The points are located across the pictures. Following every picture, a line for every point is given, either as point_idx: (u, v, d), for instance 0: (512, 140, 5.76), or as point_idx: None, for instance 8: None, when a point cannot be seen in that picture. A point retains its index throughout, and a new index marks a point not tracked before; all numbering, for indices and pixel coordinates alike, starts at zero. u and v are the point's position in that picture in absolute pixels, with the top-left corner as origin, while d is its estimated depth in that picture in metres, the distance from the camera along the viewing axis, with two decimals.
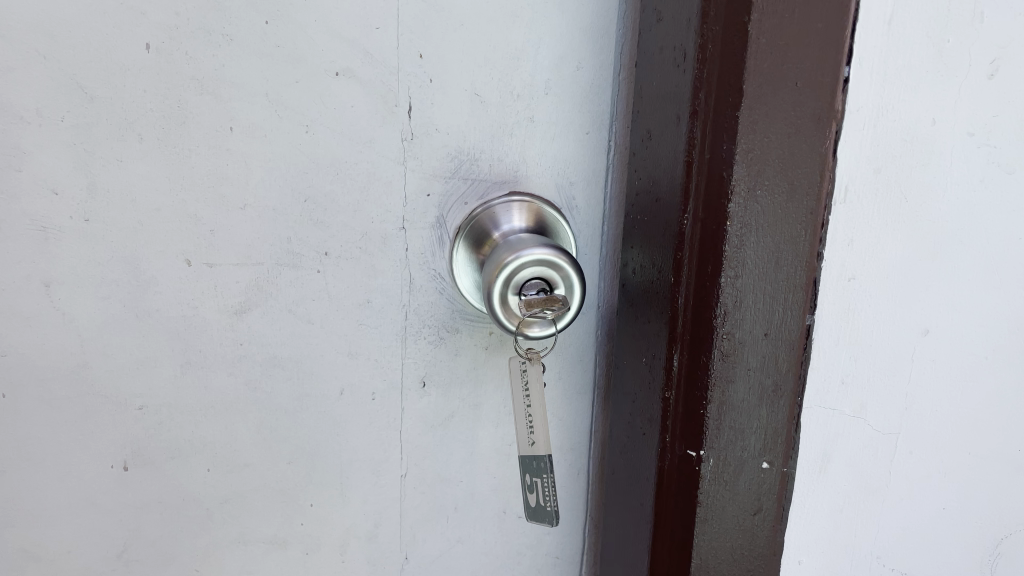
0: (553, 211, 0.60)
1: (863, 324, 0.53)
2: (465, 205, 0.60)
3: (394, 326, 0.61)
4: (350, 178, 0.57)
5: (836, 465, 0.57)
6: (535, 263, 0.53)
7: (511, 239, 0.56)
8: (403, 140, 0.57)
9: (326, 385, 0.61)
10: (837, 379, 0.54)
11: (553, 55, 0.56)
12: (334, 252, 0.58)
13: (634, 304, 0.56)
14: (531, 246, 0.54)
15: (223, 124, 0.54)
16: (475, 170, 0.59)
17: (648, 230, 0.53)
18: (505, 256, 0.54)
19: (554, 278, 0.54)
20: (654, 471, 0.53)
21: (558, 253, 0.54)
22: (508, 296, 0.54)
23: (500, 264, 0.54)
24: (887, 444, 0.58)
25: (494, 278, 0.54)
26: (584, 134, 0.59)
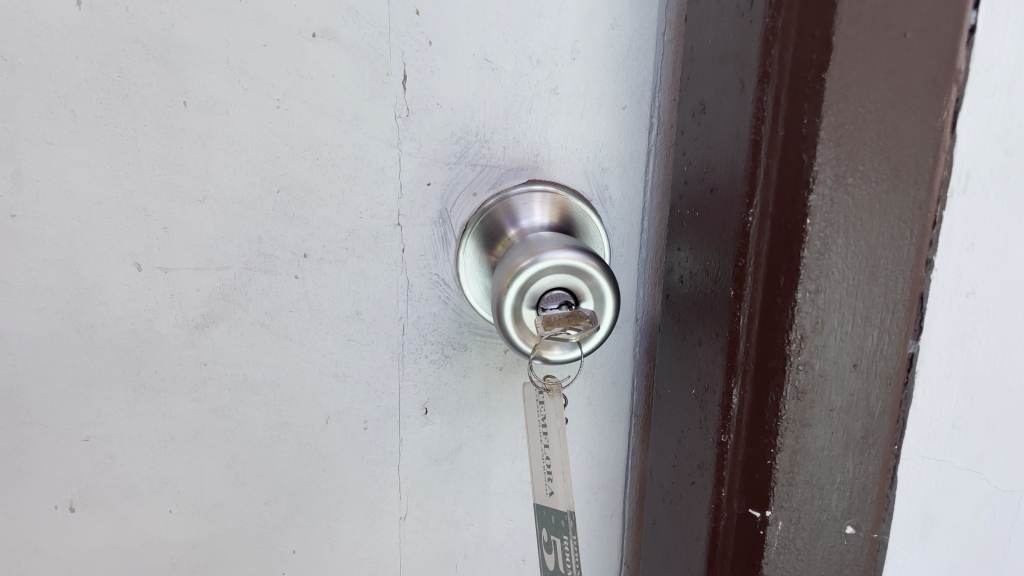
0: (582, 204, 0.49)
1: (984, 354, 0.43)
2: (473, 195, 0.49)
3: (389, 343, 0.51)
4: (333, 165, 0.46)
5: (940, 529, 0.46)
6: (556, 269, 0.42)
7: (530, 238, 0.46)
8: (397, 117, 0.46)
9: (308, 413, 0.51)
10: (946, 424, 0.44)
11: (582, 10, 0.45)
12: (315, 254, 0.48)
13: (681, 323, 0.45)
14: (551, 247, 0.43)
15: (175, 98, 0.44)
16: (486, 154, 0.48)
17: (701, 230, 0.42)
18: (519, 260, 0.43)
19: (580, 289, 0.43)
20: (708, 531, 0.42)
21: (585, 259, 0.43)
22: (523, 310, 0.43)
23: (513, 270, 0.43)
24: (1007, 504, 0.47)
25: (505, 286, 0.43)
26: (619, 110, 0.48)
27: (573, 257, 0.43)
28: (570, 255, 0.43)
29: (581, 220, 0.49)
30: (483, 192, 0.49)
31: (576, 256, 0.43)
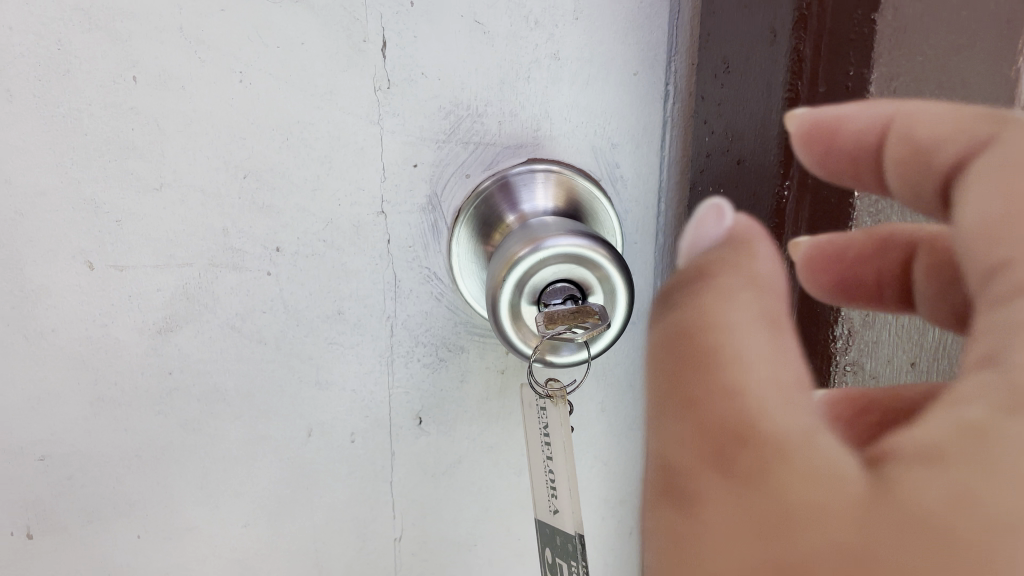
0: (591, 185, 0.43)
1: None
2: (467, 177, 0.43)
3: (377, 346, 0.45)
4: (305, 146, 0.41)
5: None
6: (562, 258, 0.37)
7: (531, 224, 0.40)
8: (377, 89, 0.41)
9: (288, 426, 0.46)
10: None
11: None
12: (289, 248, 0.43)
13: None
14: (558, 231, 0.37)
15: (123, 72, 0.39)
16: (479, 130, 0.42)
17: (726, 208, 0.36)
18: (517, 248, 0.38)
19: (587, 280, 0.38)
20: None
21: (591, 245, 0.37)
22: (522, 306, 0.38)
23: (509, 260, 0.37)
24: None
25: (500, 280, 0.37)
26: (630, 76, 0.42)
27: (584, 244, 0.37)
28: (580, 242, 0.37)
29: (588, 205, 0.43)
30: (478, 173, 0.43)
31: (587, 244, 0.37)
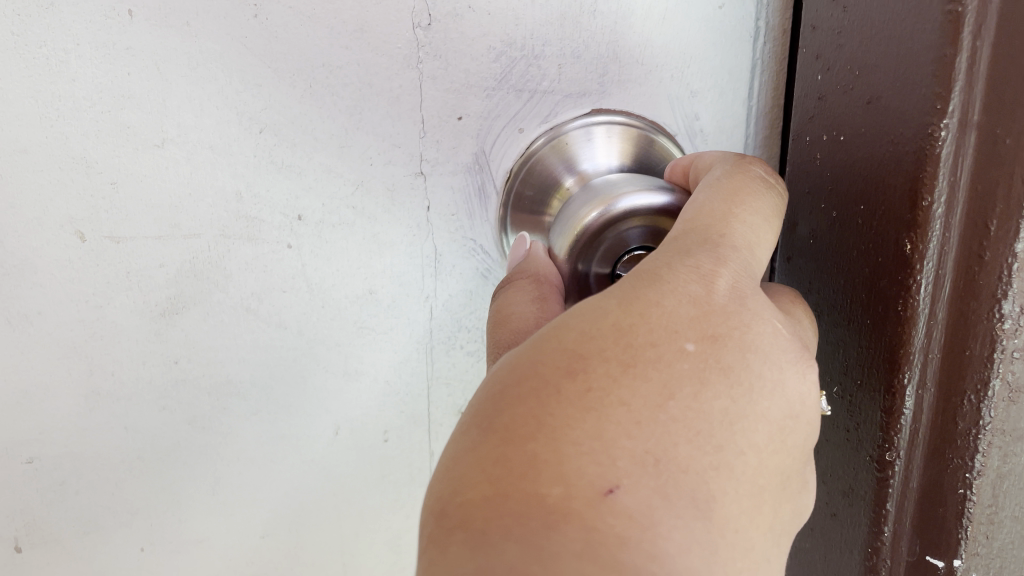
0: (661, 137, 0.38)
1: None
2: (520, 132, 0.37)
3: (415, 331, 0.39)
4: (332, 95, 0.35)
5: None
6: (648, 223, 0.31)
7: (597, 181, 0.34)
8: (415, 26, 0.34)
9: (312, 423, 0.40)
10: None
11: None
12: (312, 216, 0.36)
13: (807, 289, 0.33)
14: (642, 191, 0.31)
15: (117, 5, 0.32)
16: (536, 75, 0.36)
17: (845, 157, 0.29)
18: (583, 212, 0.32)
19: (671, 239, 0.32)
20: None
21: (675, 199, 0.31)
22: (595, 280, 0.32)
23: (575, 227, 0.31)
24: None
25: (569, 250, 0.32)
26: (716, 10, 0.35)
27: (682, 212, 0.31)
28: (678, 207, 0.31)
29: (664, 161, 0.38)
30: (533, 127, 0.37)
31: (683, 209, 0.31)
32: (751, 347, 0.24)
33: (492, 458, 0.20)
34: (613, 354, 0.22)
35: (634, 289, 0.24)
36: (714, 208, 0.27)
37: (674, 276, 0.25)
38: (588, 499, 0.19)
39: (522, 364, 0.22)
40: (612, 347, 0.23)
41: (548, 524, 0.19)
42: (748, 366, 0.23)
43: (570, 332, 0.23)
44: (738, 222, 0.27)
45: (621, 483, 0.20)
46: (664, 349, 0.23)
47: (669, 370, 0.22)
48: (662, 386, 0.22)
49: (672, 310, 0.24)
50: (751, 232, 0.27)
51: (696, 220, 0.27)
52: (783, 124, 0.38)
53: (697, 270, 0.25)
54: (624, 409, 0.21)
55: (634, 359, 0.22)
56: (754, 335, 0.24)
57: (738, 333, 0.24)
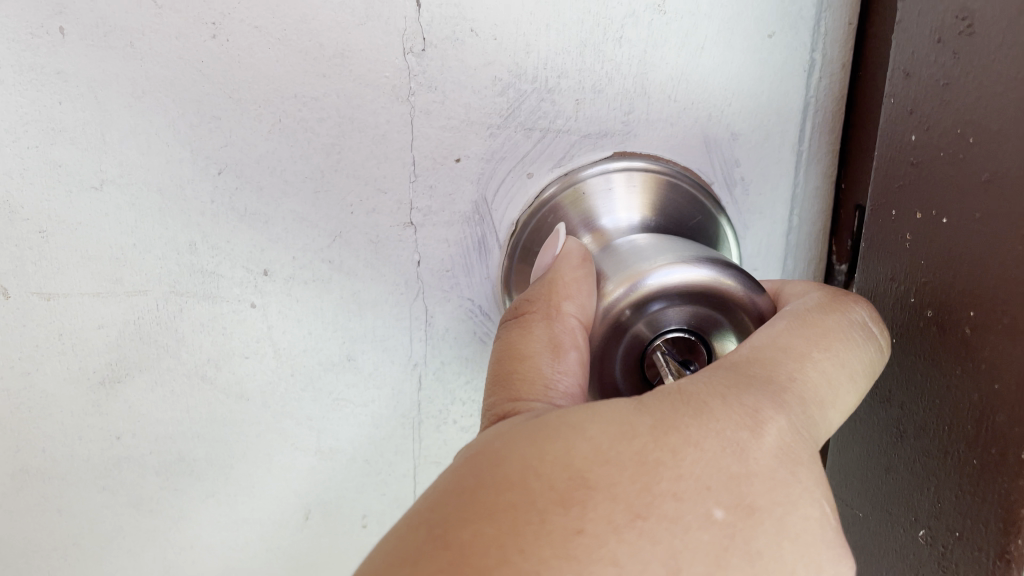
0: (692, 182, 0.32)
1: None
2: (529, 177, 0.31)
3: (401, 403, 0.33)
4: (305, 131, 0.29)
5: None
6: (693, 301, 0.26)
7: (619, 245, 0.29)
8: (407, 52, 0.29)
9: (279, 507, 0.34)
10: None
11: None
12: (281, 272, 0.31)
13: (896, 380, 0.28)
14: (705, 258, 0.26)
15: (46, 21, 0.27)
16: (549, 112, 0.30)
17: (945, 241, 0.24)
18: (609, 284, 0.26)
19: (711, 317, 0.26)
20: None
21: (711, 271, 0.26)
22: (621, 362, 0.26)
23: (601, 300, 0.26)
24: None
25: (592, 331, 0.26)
26: (764, 40, 0.30)
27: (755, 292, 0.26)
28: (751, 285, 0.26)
29: (695, 213, 0.32)
30: (544, 172, 0.31)
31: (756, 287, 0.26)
32: (796, 531, 0.18)
33: None
34: (624, 492, 0.18)
35: (677, 411, 0.19)
36: (793, 341, 0.23)
37: (725, 411, 0.19)
38: None
39: (511, 463, 0.18)
40: (626, 483, 0.18)
41: None
42: (786, 563, 0.18)
43: (581, 442, 0.18)
44: (814, 363, 0.22)
45: None
46: (690, 511, 0.18)
47: (687, 537, 0.17)
48: (670, 561, 0.17)
49: (712, 457, 0.18)
50: (827, 384, 0.22)
51: (765, 348, 0.22)
52: (837, 174, 0.32)
53: (754, 408, 0.20)
54: (613, 573, 0.17)
55: (646, 514, 0.17)
56: (803, 521, 0.19)
57: (783, 510, 0.18)
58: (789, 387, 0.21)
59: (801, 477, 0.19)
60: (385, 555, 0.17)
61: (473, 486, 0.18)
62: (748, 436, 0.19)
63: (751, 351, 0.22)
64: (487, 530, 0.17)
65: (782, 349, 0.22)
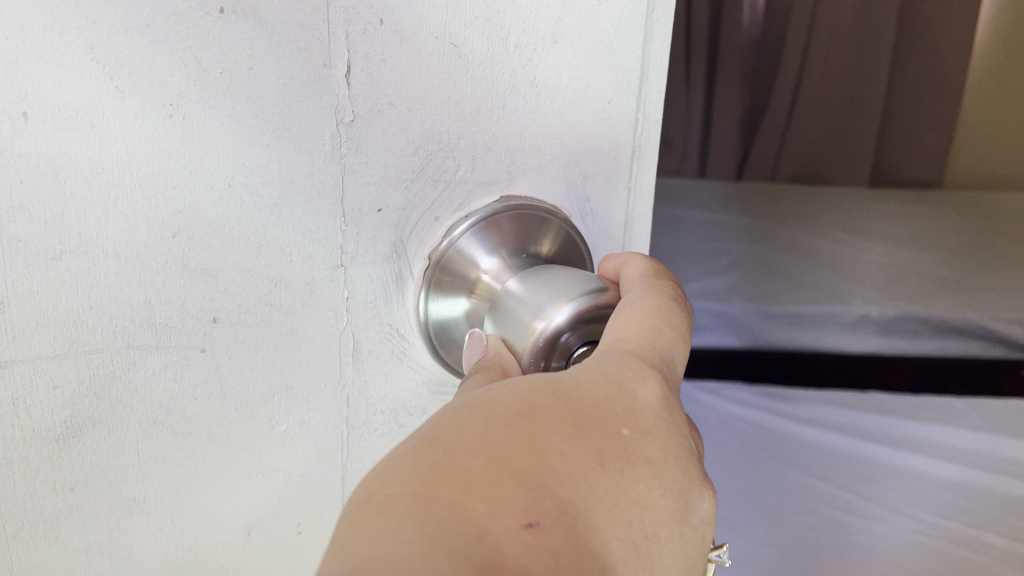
0: (551, 213, 0.40)
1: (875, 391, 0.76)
2: (436, 220, 0.38)
3: (331, 421, 0.39)
4: (250, 194, 0.33)
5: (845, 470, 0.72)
6: (591, 331, 0.33)
7: (526, 290, 0.36)
8: (339, 122, 0.34)
9: (225, 528, 0.38)
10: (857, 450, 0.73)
11: None
12: (229, 317, 0.35)
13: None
14: (593, 297, 0.33)
15: (9, 107, 0.28)
16: (450, 167, 0.37)
17: (919, 273, 0.85)
18: (534, 327, 0.33)
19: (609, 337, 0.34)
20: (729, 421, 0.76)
21: (600, 304, 0.33)
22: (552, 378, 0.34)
23: (528, 339, 0.33)
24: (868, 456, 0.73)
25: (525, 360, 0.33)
26: (605, 104, 0.39)
27: (605, 294, 0.33)
28: (602, 292, 0.34)
29: (562, 235, 0.40)
30: (447, 215, 0.38)
31: (604, 291, 0.34)
32: (672, 452, 0.23)
33: (424, 465, 0.19)
34: (558, 411, 0.22)
35: (578, 369, 0.24)
36: (633, 315, 0.30)
37: (612, 362, 0.25)
38: (507, 527, 0.17)
39: (470, 405, 0.22)
40: (559, 404, 0.22)
41: (465, 530, 0.17)
42: (670, 469, 0.23)
43: (519, 384, 0.23)
44: (660, 331, 0.29)
45: (540, 521, 0.18)
46: (605, 423, 0.22)
47: (604, 442, 0.22)
48: (596, 453, 0.21)
49: (611, 392, 0.23)
50: (672, 344, 0.29)
51: (626, 330, 0.29)
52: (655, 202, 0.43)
53: (628, 362, 0.25)
54: (559, 459, 0.20)
55: (579, 425, 0.22)
56: (675, 441, 0.24)
57: (664, 434, 0.23)
58: (648, 352, 0.27)
59: (673, 414, 0.24)
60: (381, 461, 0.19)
61: (443, 418, 0.21)
62: (629, 378, 0.24)
63: (616, 334, 0.29)
64: (462, 433, 0.20)
65: (639, 322, 0.29)
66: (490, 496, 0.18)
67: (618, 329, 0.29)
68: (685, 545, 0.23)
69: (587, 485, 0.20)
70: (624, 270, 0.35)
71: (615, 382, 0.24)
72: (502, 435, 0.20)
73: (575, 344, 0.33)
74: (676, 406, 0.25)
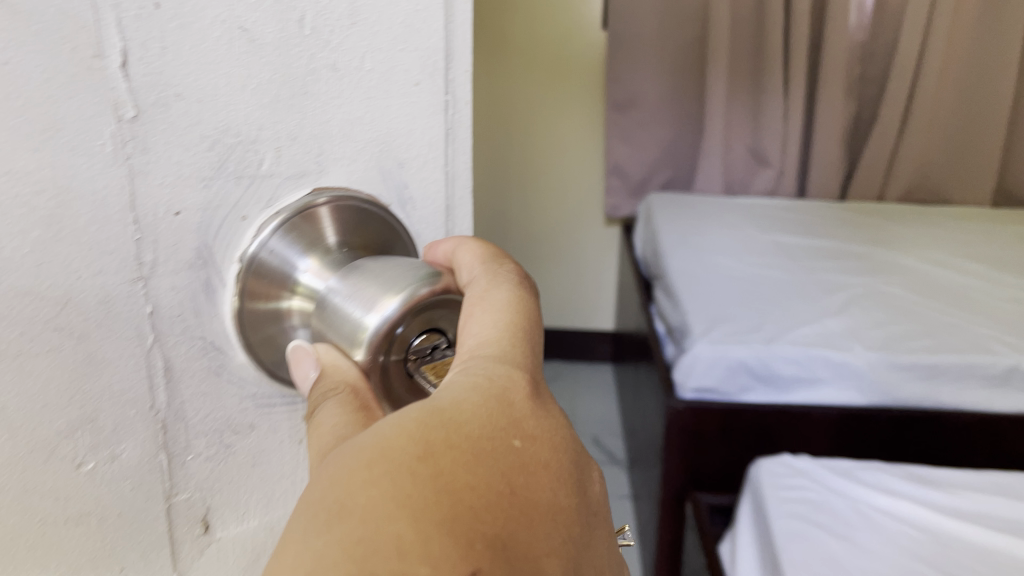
0: (364, 201, 0.38)
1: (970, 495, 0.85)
2: (243, 219, 0.35)
3: (145, 451, 0.35)
4: (20, 207, 0.29)
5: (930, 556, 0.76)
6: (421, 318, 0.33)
7: (346, 288, 0.35)
8: (120, 119, 0.30)
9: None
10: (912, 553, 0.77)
11: None
12: (9, 348, 0.30)
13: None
14: (416, 287, 0.33)
15: None
16: (252, 161, 0.34)
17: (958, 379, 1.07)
18: (367, 332, 0.33)
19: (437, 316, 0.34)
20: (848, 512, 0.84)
21: (422, 292, 0.33)
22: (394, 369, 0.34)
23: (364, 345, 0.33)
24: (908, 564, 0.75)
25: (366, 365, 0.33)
26: (412, 86, 0.37)
27: (436, 280, 0.34)
28: (430, 278, 0.34)
29: (388, 223, 0.39)
30: (256, 213, 0.35)
31: (439, 275, 0.34)
32: (555, 444, 0.29)
33: (352, 538, 0.23)
34: (456, 441, 0.26)
35: (467, 388, 0.29)
36: (482, 321, 0.33)
37: (488, 381, 0.29)
38: None
39: (376, 449, 0.25)
40: (458, 436, 0.26)
41: None
42: (557, 458, 0.29)
43: (415, 416, 0.27)
44: (512, 329, 0.33)
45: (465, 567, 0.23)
46: (497, 442, 0.27)
47: (501, 459, 0.27)
48: (495, 472, 0.26)
49: (495, 407, 0.28)
50: (529, 340, 0.33)
51: (483, 339, 0.32)
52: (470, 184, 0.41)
53: (500, 376, 0.30)
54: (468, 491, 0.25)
55: (472, 453, 0.26)
56: (554, 437, 0.30)
57: (547, 434, 0.29)
58: (509, 360, 0.31)
59: (546, 416, 0.30)
60: (310, 538, 0.23)
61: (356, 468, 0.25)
62: (506, 390, 0.29)
63: (473, 341, 0.32)
64: (376, 490, 0.24)
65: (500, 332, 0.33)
66: (417, 556, 0.23)
67: (482, 341, 0.32)
68: (584, 517, 0.29)
69: (495, 508, 0.25)
70: (458, 256, 0.37)
71: (495, 399, 0.29)
72: (413, 486, 0.24)
73: (412, 334, 0.34)
74: (551, 406, 0.31)
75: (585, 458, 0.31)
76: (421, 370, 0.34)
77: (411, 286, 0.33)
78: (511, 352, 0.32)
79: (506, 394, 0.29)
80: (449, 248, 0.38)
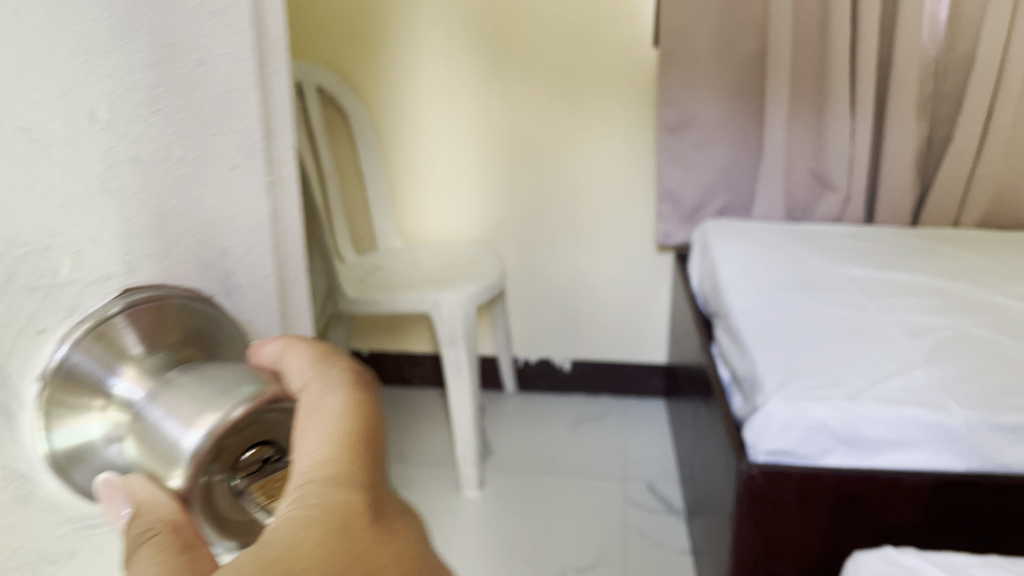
0: (154, 295, 0.42)
1: None
2: (40, 332, 0.38)
3: None
4: None
5: None
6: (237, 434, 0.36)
7: (164, 404, 0.37)
8: None
9: None
10: None
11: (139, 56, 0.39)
12: None
13: (859, 518, 1.57)
14: (233, 402, 0.36)
15: None
16: (45, 269, 0.37)
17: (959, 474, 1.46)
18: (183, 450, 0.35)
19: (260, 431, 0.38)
20: None
21: (243, 407, 0.36)
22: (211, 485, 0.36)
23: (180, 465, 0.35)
24: None
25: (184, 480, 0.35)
26: (230, 170, 0.44)
27: (255, 387, 0.38)
28: (249, 385, 0.38)
29: (204, 310, 0.44)
30: (54, 325, 0.38)
31: (262, 386, 0.38)
32: (389, 541, 0.40)
33: None
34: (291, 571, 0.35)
35: (310, 522, 0.37)
36: (307, 425, 0.38)
37: (324, 515, 0.37)
38: None
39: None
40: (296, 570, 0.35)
41: None
42: (393, 563, 0.39)
43: (255, 551, 0.35)
44: (348, 445, 0.39)
45: None
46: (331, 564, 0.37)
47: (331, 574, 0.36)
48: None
49: (325, 543, 0.37)
50: (371, 461, 0.40)
51: (322, 458, 0.38)
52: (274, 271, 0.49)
53: (339, 508, 0.38)
54: None
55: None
56: (389, 550, 0.40)
57: (384, 550, 0.39)
58: (337, 487, 0.38)
59: (377, 535, 0.39)
60: None
61: None
62: (344, 521, 0.38)
63: (312, 461, 0.38)
64: None
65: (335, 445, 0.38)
66: None
67: (318, 462, 0.38)
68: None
69: None
70: (284, 360, 0.42)
71: (323, 531, 0.37)
72: None
73: (239, 447, 0.37)
74: (382, 522, 0.40)
75: (429, 541, 0.42)
76: (251, 488, 0.38)
77: (233, 394, 0.36)
78: (348, 472, 0.39)
79: (344, 524, 0.38)
80: (274, 349, 0.42)
